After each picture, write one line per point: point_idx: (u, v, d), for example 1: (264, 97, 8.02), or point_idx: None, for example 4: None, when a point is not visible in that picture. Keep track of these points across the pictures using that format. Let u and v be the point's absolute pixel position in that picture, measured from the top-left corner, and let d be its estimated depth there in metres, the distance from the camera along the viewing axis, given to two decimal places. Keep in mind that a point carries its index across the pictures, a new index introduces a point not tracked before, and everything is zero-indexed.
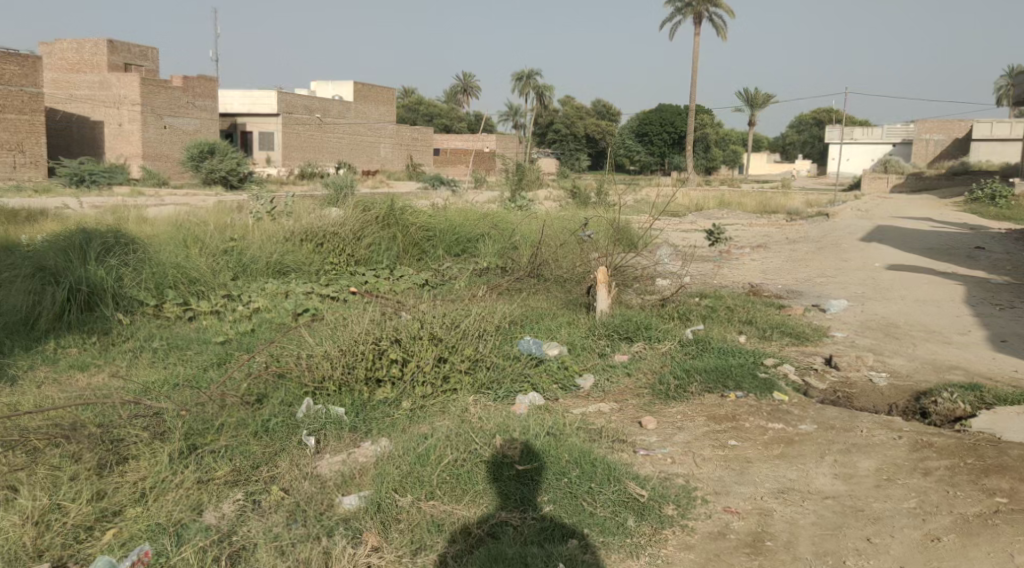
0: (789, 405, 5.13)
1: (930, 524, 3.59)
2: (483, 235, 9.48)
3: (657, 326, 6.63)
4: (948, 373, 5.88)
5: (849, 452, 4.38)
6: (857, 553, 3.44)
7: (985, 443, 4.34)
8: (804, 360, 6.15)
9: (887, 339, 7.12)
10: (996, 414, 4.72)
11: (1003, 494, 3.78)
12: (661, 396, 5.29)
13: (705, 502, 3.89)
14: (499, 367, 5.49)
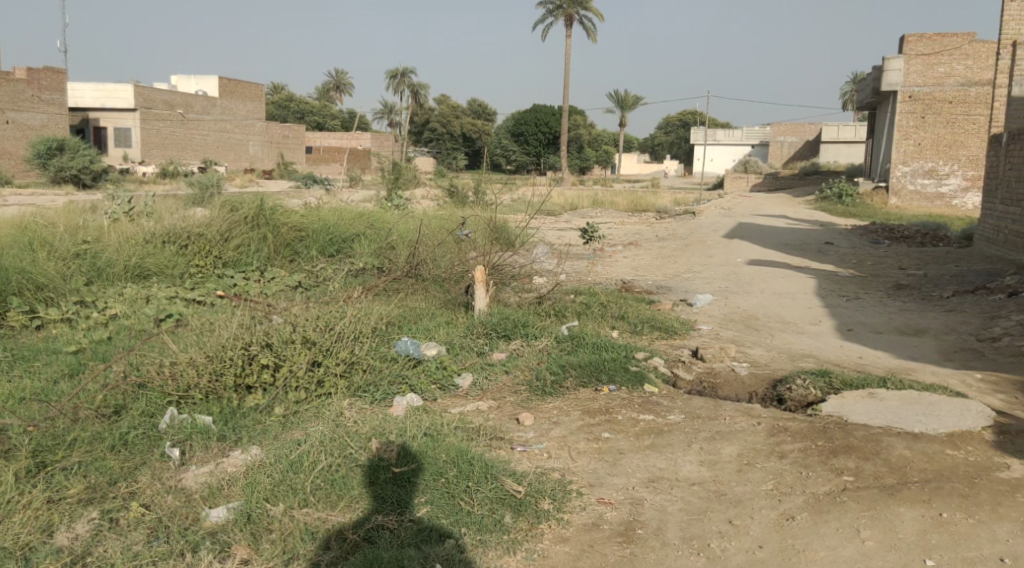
0: (659, 396, 5.34)
1: (785, 504, 3.82)
2: (358, 235, 9.34)
3: (533, 324, 6.73)
4: (801, 361, 6.28)
5: (714, 440, 4.60)
6: (720, 536, 3.61)
7: (834, 425, 4.66)
8: (673, 353, 6.41)
9: (748, 330, 7.54)
10: (844, 399, 5.08)
11: (850, 473, 4.07)
12: (538, 392, 5.39)
13: (579, 495, 3.98)
14: (375, 370, 5.41)
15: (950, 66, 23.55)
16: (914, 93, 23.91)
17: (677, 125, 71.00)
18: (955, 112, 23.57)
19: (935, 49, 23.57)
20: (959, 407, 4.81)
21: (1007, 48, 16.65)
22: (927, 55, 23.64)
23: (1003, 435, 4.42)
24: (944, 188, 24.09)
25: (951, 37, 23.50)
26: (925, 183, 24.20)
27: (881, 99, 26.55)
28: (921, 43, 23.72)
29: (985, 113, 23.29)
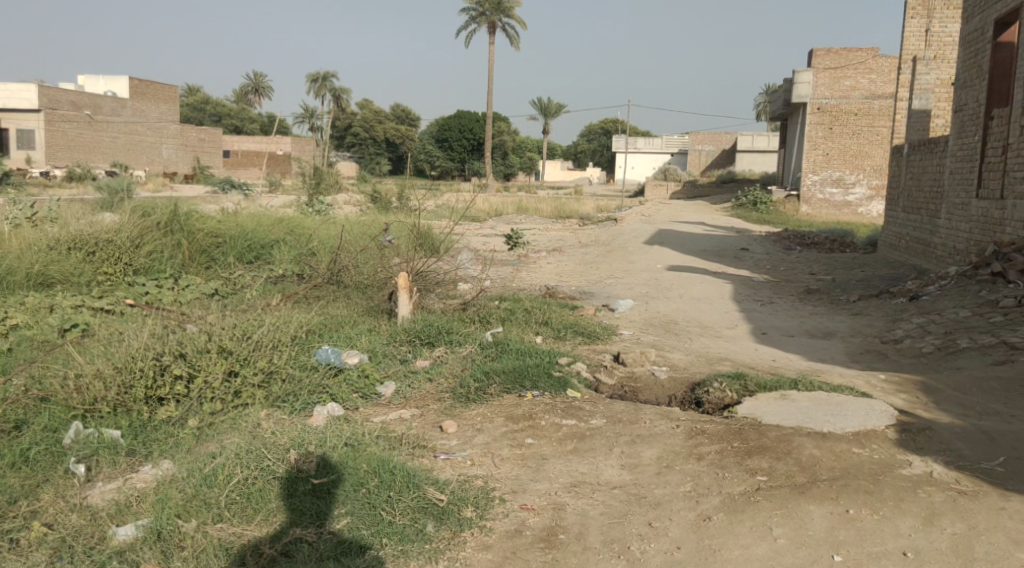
0: (581, 401, 5.39)
1: (703, 505, 3.92)
2: (277, 242, 9.15)
3: (457, 331, 6.72)
4: (718, 364, 6.45)
5: (634, 443, 4.68)
6: (640, 538, 3.67)
7: (749, 426, 4.80)
8: (595, 358, 6.50)
9: (668, 335, 7.70)
10: (758, 401, 5.24)
11: (763, 473, 4.20)
12: (461, 399, 5.37)
13: (502, 501, 3.99)
14: (295, 379, 5.30)
15: (855, 80, 24.67)
16: (822, 105, 24.94)
17: (599, 133, 72.13)
18: (860, 124, 24.68)
19: (842, 63, 24.64)
20: (865, 407, 5.02)
21: (906, 63, 17.55)
22: (834, 69, 24.70)
23: (905, 432, 4.62)
24: (850, 198, 25.07)
25: (856, 53, 24.63)
26: (833, 191, 25.09)
27: (792, 111, 27.58)
28: (829, 57, 24.80)
29: (888, 125, 24.46)
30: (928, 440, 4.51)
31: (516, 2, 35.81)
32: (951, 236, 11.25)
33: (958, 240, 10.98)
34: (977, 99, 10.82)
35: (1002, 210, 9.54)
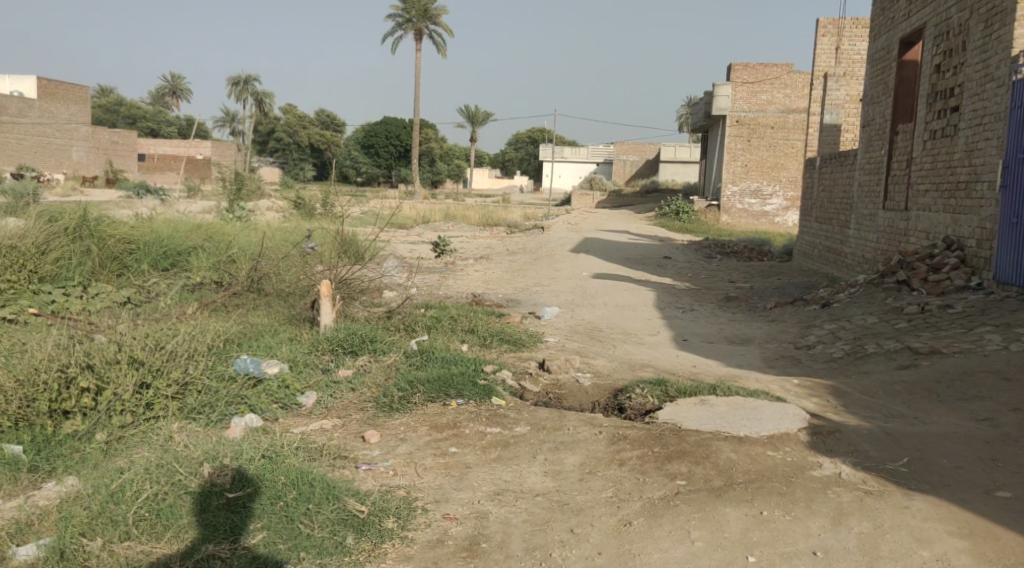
0: (505, 409, 5.39)
1: (623, 510, 3.97)
2: (194, 249, 8.89)
3: (381, 340, 6.63)
4: (641, 371, 6.55)
5: (558, 450, 4.71)
6: (562, 545, 3.69)
7: (669, 431, 4.89)
8: (520, 365, 6.51)
9: (592, 342, 7.79)
10: (678, 406, 5.34)
11: (682, 477, 4.28)
12: (384, 409, 5.31)
13: (425, 511, 3.95)
14: (211, 391, 5.13)
15: (771, 94, 25.51)
16: (741, 118, 25.71)
17: (526, 142, 72.65)
18: (776, 137, 25.52)
19: (759, 77, 25.44)
20: (779, 411, 5.17)
21: (819, 79, 18.28)
22: (751, 83, 25.48)
23: (816, 435, 4.79)
24: (767, 208, 26.00)
25: (772, 68, 25.47)
26: (751, 203, 26.03)
27: (712, 123, 28.34)
28: (746, 71, 25.59)
29: (802, 138, 25.39)
30: (838, 442, 4.68)
31: (442, 10, 35.76)
32: (860, 246, 11.74)
33: (866, 250, 11.46)
34: (884, 114, 11.34)
35: (907, 221, 10.00)
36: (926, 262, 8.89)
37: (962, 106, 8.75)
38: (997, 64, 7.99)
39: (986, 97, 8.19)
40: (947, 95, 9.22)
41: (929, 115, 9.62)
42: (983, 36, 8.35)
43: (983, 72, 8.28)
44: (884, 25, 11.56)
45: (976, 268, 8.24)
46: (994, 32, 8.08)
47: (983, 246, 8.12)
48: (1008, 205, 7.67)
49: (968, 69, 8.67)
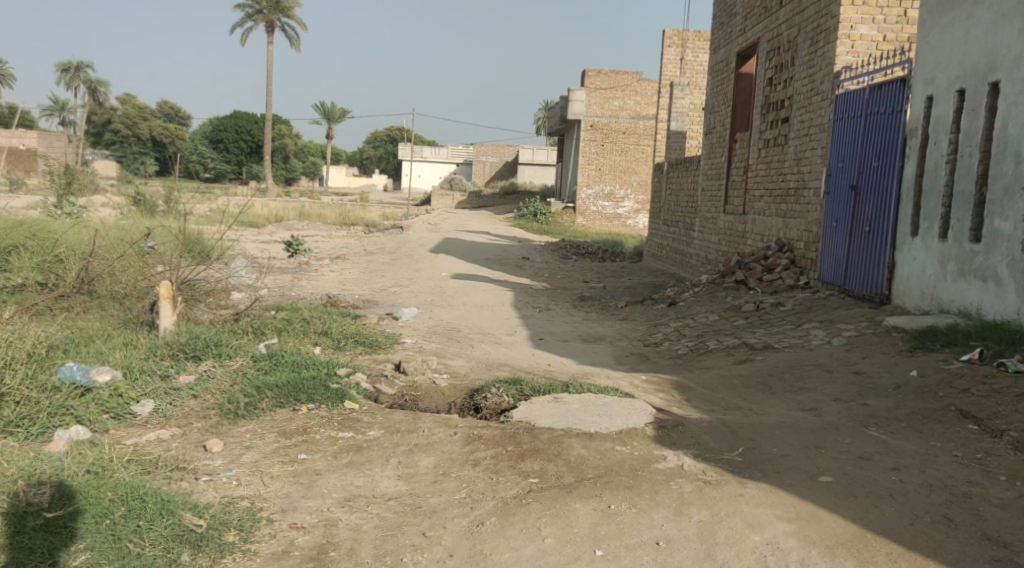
0: (359, 413, 5.26)
1: (476, 511, 3.95)
2: (16, 247, 8.14)
3: (227, 344, 6.31)
4: (497, 370, 6.60)
5: (412, 453, 4.65)
6: (413, 549, 3.63)
7: (523, 430, 4.93)
8: (375, 368, 6.38)
9: (450, 342, 7.77)
10: (532, 405, 5.39)
11: (535, 474, 4.33)
12: (229, 415, 5.05)
13: (269, 522, 3.79)
14: (31, 402, 4.71)
15: (623, 100, 26.47)
16: (594, 123, 26.53)
17: (385, 141, 71.84)
18: (628, 142, 26.52)
19: (612, 84, 26.32)
20: (628, 407, 5.33)
21: (665, 87, 19.15)
22: (604, 89, 26.32)
23: (662, 429, 4.98)
24: (620, 211, 27.02)
25: (623, 75, 26.43)
26: (605, 206, 26.91)
27: (567, 127, 29.07)
28: (599, 78, 26.44)
29: (651, 144, 26.51)
30: (681, 435, 4.88)
31: (295, 3, 34.70)
32: (703, 247, 12.38)
33: (709, 251, 12.10)
34: (724, 123, 12.01)
35: (744, 224, 10.64)
36: (761, 263, 9.50)
37: (792, 117, 9.39)
38: (821, 79, 8.63)
39: (812, 110, 8.83)
40: (779, 107, 9.87)
41: (763, 124, 10.27)
42: (809, 53, 9.00)
43: (810, 86, 8.92)
44: (723, 39, 12.24)
45: (804, 268, 8.88)
46: (819, 49, 8.72)
47: (810, 248, 8.76)
48: (831, 210, 8.31)
49: (797, 83, 9.31)
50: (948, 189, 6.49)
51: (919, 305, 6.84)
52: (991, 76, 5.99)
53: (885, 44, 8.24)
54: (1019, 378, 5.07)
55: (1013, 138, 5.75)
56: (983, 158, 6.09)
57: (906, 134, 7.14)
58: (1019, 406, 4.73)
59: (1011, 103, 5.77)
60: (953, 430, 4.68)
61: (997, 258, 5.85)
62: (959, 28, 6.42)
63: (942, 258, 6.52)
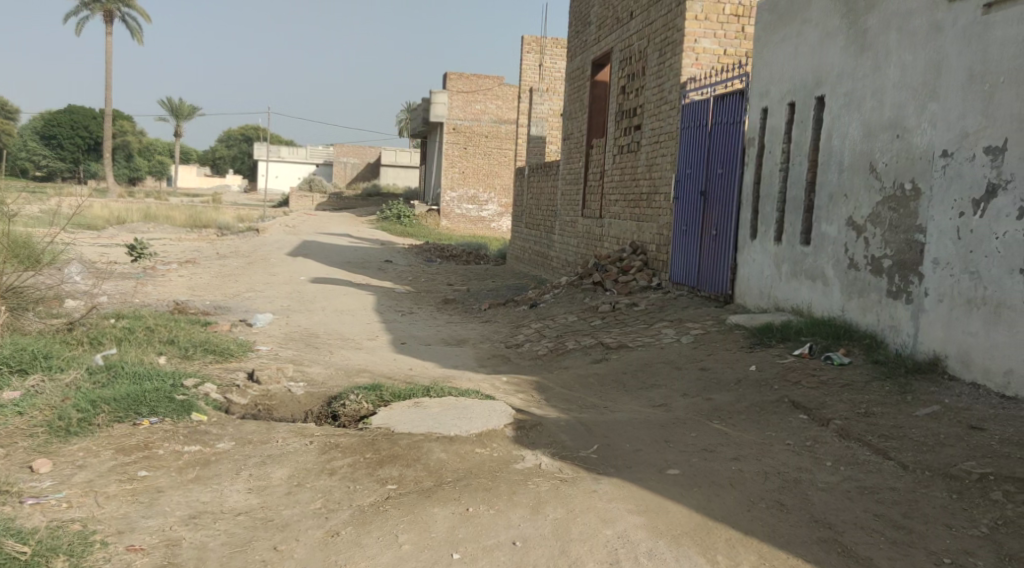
0: (207, 425, 5.01)
1: (331, 521, 3.86)
2: None
3: (58, 355, 5.85)
4: (356, 376, 6.47)
5: (263, 464, 4.47)
6: (263, 565, 3.50)
7: (382, 437, 4.85)
8: (226, 377, 6.11)
9: (307, 349, 7.56)
10: (392, 410, 5.31)
11: (393, 481, 4.27)
12: (59, 433, 4.68)
13: (104, 545, 3.54)
14: None
15: (484, 104, 26.72)
16: (456, 126, 26.53)
17: (240, 140, 69.10)
18: (490, 146, 26.76)
19: (473, 88, 26.45)
20: (488, 409, 5.36)
21: (525, 92, 19.48)
22: (466, 93, 26.41)
23: (520, 429, 5.04)
24: (484, 213, 27.28)
25: (484, 80, 26.62)
26: (469, 209, 27.07)
27: (429, 129, 28.98)
28: (460, 81, 26.47)
29: (512, 147, 26.87)
30: (539, 435, 4.97)
31: None
32: (563, 250, 12.67)
33: (568, 253, 12.39)
34: (581, 129, 12.35)
35: (601, 227, 10.97)
36: (617, 264, 9.83)
37: (643, 125, 9.78)
38: (669, 89, 9.03)
39: (662, 118, 9.23)
40: (632, 115, 10.25)
41: (618, 131, 10.64)
42: (658, 63, 9.39)
43: (659, 96, 9.32)
44: (579, 47, 12.59)
45: (656, 270, 9.27)
46: (666, 60, 9.13)
47: (661, 250, 9.15)
48: (680, 214, 8.71)
49: (647, 92, 9.70)
50: (782, 195, 6.95)
51: (759, 303, 7.28)
52: (817, 91, 6.48)
53: (725, 58, 8.70)
54: (842, 370, 5.49)
55: (836, 149, 6.23)
56: (811, 167, 6.57)
57: (744, 143, 7.60)
58: (844, 396, 5.12)
59: (835, 116, 6.25)
60: (787, 420, 5.01)
61: (824, 259, 6.32)
62: (789, 45, 6.90)
63: (777, 259, 6.98)
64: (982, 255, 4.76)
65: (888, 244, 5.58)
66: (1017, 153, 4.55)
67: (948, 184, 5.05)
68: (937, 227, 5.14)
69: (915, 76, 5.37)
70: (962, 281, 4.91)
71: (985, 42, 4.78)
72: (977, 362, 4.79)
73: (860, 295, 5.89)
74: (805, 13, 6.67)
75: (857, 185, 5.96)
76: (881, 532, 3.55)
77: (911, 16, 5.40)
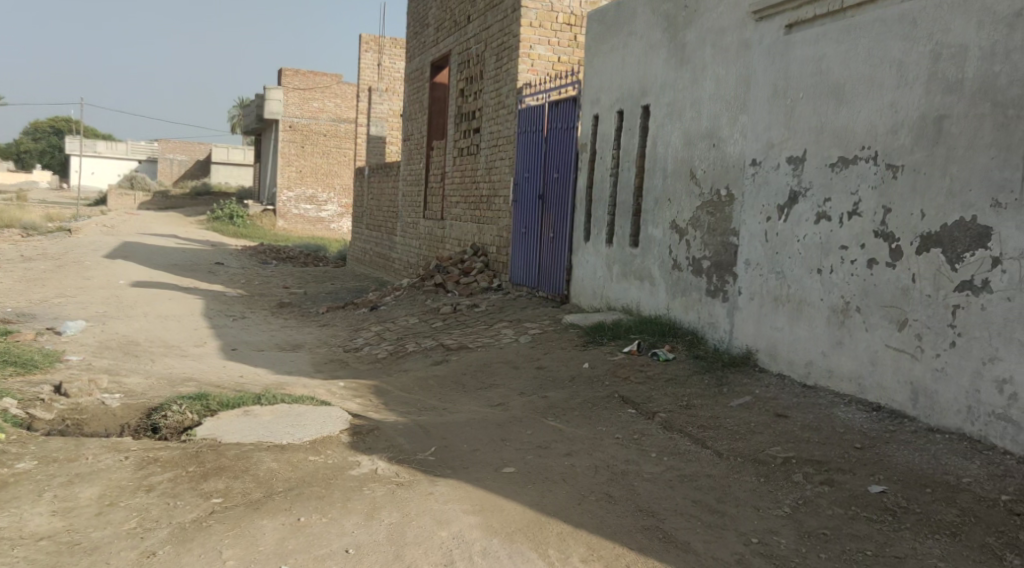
0: (4, 444, 4.55)
1: (147, 541, 3.61)
2: None
3: None
4: (180, 385, 6.11)
5: (71, 484, 4.12)
6: None
7: (207, 448, 4.60)
8: (28, 391, 5.58)
9: (126, 358, 7.06)
10: (219, 420, 5.05)
11: (218, 494, 4.06)
12: None
13: None
14: None
15: (322, 102, 26.08)
16: (293, 124, 25.71)
17: (49, 133, 63.47)
18: (329, 144, 26.19)
19: (309, 85, 25.75)
20: (322, 415, 5.23)
21: (363, 92, 19.19)
22: (303, 90, 25.64)
23: (356, 435, 4.95)
24: (323, 214, 26.60)
25: (322, 78, 26.05)
26: (307, 209, 26.32)
27: (264, 126, 27.90)
28: (297, 78, 25.71)
29: (352, 147, 26.40)
30: (376, 440, 4.89)
31: None
32: (405, 252, 12.60)
33: (410, 255, 12.34)
34: (420, 131, 12.33)
35: (442, 229, 10.97)
36: (458, 266, 9.89)
37: (482, 128, 9.89)
38: (506, 94, 9.19)
39: (500, 122, 9.37)
40: (470, 118, 10.35)
41: (457, 134, 10.71)
42: (495, 68, 9.53)
43: (497, 100, 9.46)
44: (417, 49, 12.55)
45: (496, 271, 9.40)
46: (503, 65, 9.28)
47: (501, 252, 9.30)
48: (519, 217, 8.88)
49: (485, 96, 9.82)
50: (612, 200, 7.24)
51: (592, 303, 7.56)
52: (643, 100, 6.80)
53: (559, 65, 9.01)
54: (667, 365, 5.79)
55: (660, 155, 6.57)
56: (639, 173, 6.89)
57: (578, 149, 7.86)
58: (668, 390, 5.40)
59: (658, 125, 6.59)
60: (617, 415, 5.22)
61: (651, 260, 6.65)
62: (617, 56, 7.21)
63: (609, 260, 7.27)
64: (787, 256, 5.17)
65: (707, 246, 5.96)
66: (814, 163, 4.98)
67: (758, 191, 5.45)
68: (748, 231, 5.53)
69: (728, 89, 5.76)
70: (770, 281, 5.32)
71: (787, 60, 5.20)
72: (783, 354, 5.21)
73: (682, 295, 6.25)
74: (631, 25, 7.00)
75: (679, 189, 6.31)
76: (698, 517, 3.78)
77: (725, 32, 5.79)
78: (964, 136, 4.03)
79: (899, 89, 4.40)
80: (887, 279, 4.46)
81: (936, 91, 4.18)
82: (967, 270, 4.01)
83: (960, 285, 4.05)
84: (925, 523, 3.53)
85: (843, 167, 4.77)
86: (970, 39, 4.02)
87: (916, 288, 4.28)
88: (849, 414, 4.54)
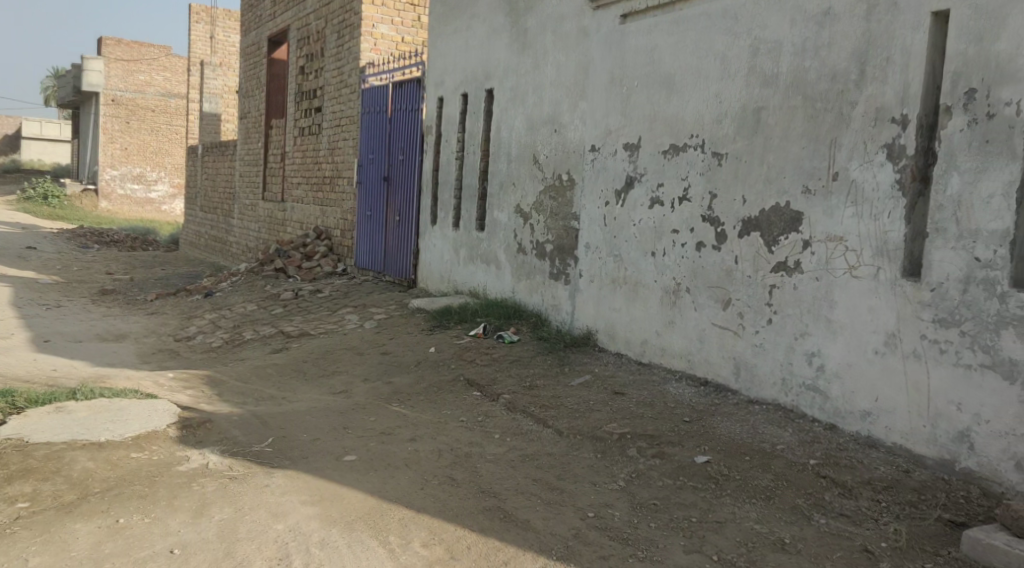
0: None
1: None
2: None
3: None
4: None
5: None
6: None
7: (11, 449, 4.19)
8: None
9: None
10: (26, 419, 4.61)
11: (24, 498, 3.71)
12: None
13: None
14: None
15: (149, 75, 24.55)
16: (117, 98, 24.00)
17: None
18: (158, 121, 24.70)
19: (134, 56, 24.15)
20: (147, 409, 4.89)
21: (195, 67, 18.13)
22: (127, 61, 24.01)
23: (185, 429, 4.67)
24: (151, 195, 24.75)
25: (148, 49, 24.54)
26: (133, 188, 24.37)
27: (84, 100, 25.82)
28: (121, 48, 24.02)
29: (184, 124, 25.01)
30: (208, 433, 4.64)
31: None
32: (243, 236, 12.06)
33: (248, 239, 11.82)
34: (258, 108, 11.80)
35: (283, 212, 10.57)
36: (299, 250, 9.56)
37: (323, 107, 9.59)
38: (348, 73, 8.95)
39: (342, 101, 9.12)
40: (311, 96, 10.01)
41: (298, 113, 10.33)
42: (336, 45, 9.26)
43: (338, 79, 9.20)
44: (252, 22, 12.00)
45: (340, 255, 9.17)
46: (344, 43, 9.03)
47: (345, 236, 9.08)
48: (364, 200, 8.69)
49: (326, 74, 9.53)
50: (457, 183, 7.23)
51: (439, 287, 7.53)
52: (486, 84, 6.82)
53: (403, 46, 8.88)
54: (511, 347, 5.86)
55: (504, 140, 6.62)
56: (483, 157, 6.92)
57: (422, 131, 7.78)
58: (511, 371, 5.47)
59: (502, 109, 6.63)
60: (462, 398, 5.24)
61: (496, 243, 6.70)
62: (460, 39, 7.18)
63: (455, 243, 7.26)
64: (623, 240, 5.36)
65: (549, 230, 6.07)
66: (648, 150, 5.17)
67: (596, 176, 5.61)
68: (588, 215, 5.68)
69: (567, 76, 5.87)
70: (608, 263, 5.49)
71: (622, 49, 5.36)
72: (621, 334, 5.41)
73: (526, 277, 6.34)
74: (473, 8, 6.99)
75: (522, 174, 6.38)
76: (538, 495, 3.84)
77: (564, 19, 5.90)
78: (779, 126, 4.31)
79: (723, 82, 4.64)
80: (713, 261, 4.71)
81: (756, 84, 4.44)
82: (782, 251, 4.30)
83: (776, 266, 4.34)
84: (743, 489, 3.77)
85: (674, 154, 4.98)
86: (784, 35, 4.29)
87: (738, 269, 4.55)
88: (680, 389, 4.78)
